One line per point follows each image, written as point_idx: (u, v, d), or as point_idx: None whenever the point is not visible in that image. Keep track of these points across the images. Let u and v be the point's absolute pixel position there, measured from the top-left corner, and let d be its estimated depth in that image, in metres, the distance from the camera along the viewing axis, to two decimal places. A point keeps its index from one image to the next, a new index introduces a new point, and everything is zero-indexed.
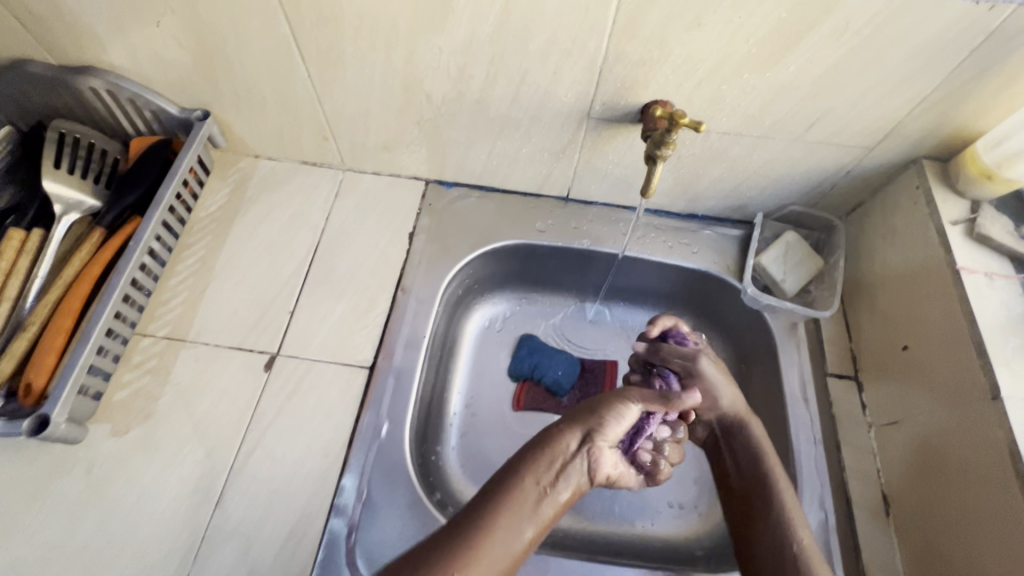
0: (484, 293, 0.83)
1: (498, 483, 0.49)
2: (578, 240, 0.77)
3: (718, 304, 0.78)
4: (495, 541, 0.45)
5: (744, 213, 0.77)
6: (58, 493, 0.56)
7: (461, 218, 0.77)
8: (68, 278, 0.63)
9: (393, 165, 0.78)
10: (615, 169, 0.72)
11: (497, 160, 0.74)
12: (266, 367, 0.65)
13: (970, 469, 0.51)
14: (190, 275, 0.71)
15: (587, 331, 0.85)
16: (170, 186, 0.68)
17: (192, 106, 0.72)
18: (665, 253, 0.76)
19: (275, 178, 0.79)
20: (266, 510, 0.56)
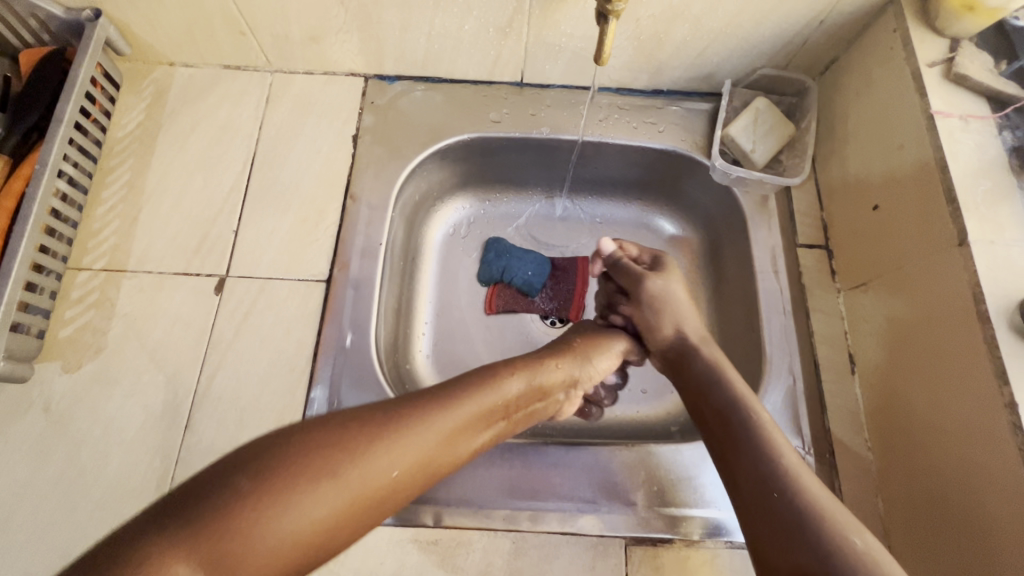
0: (444, 198, 0.79)
1: (437, 390, 0.45)
2: (536, 129, 0.71)
3: (688, 185, 0.75)
4: (422, 455, 0.41)
5: (712, 83, 0.71)
6: (19, 432, 0.55)
7: (408, 115, 0.71)
8: None
9: (325, 59, 0.70)
10: (570, 42, 0.65)
11: (439, 42, 0.66)
12: (217, 290, 0.61)
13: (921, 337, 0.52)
14: (119, 201, 0.65)
15: (556, 229, 0.82)
16: (72, 101, 0.60)
17: (79, 5, 0.62)
18: (631, 134, 0.71)
19: (196, 87, 0.71)
20: (238, 427, 0.56)
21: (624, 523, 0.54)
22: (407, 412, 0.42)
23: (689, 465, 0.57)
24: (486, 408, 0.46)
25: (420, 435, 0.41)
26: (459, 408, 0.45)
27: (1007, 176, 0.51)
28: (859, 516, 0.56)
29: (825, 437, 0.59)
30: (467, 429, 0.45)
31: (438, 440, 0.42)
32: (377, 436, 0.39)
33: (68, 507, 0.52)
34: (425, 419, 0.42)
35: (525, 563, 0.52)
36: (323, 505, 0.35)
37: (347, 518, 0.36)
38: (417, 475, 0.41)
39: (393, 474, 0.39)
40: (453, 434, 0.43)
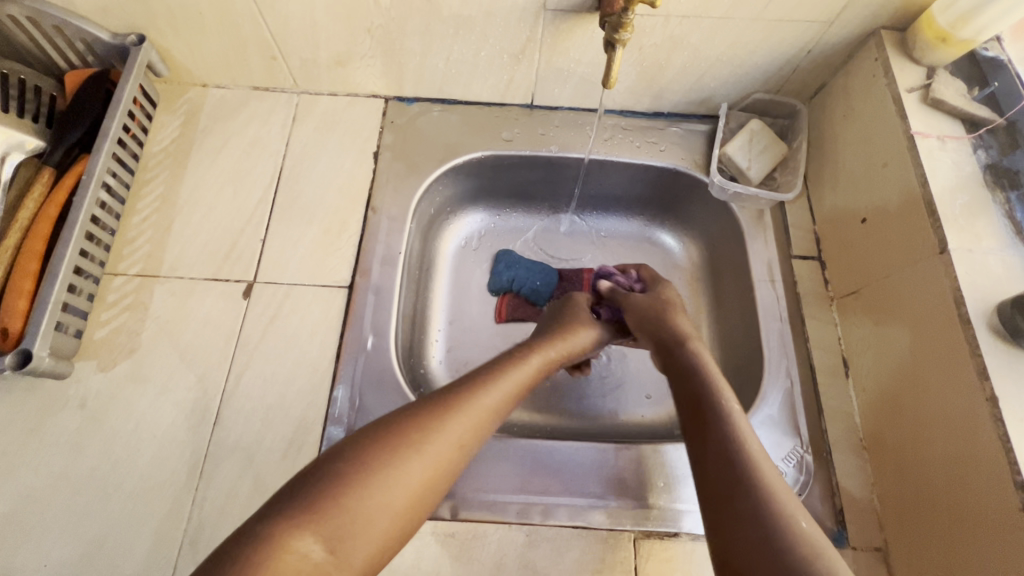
0: (458, 212, 0.83)
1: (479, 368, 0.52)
2: (545, 147, 0.76)
3: (688, 201, 0.79)
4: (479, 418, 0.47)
5: (709, 106, 0.76)
6: (55, 427, 0.57)
7: (425, 134, 0.76)
8: (25, 220, 0.62)
9: (349, 82, 0.75)
10: (578, 68, 0.70)
11: (456, 67, 0.71)
12: (245, 295, 0.65)
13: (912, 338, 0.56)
14: (153, 212, 0.69)
15: (562, 242, 0.86)
16: (116, 117, 0.65)
17: (125, 31, 0.67)
18: (634, 153, 0.76)
19: (227, 107, 0.76)
20: (264, 424, 0.59)
21: (631, 517, 0.57)
22: (459, 393, 0.48)
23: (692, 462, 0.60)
24: (518, 382, 0.52)
25: (474, 410, 0.47)
26: (499, 386, 0.50)
27: (982, 191, 0.55)
28: (855, 510, 0.58)
29: (822, 436, 0.62)
30: (507, 402, 0.50)
31: (487, 413, 0.48)
32: (441, 418, 0.45)
33: (100, 499, 0.55)
34: (475, 396, 0.48)
35: (538, 555, 0.55)
36: (401, 475, 0.41)
37: (427, 486, 0.42)
38: (473, 434, 0.46)
39: (457, 435, 0.45)
40: (501, 397, 0.50)
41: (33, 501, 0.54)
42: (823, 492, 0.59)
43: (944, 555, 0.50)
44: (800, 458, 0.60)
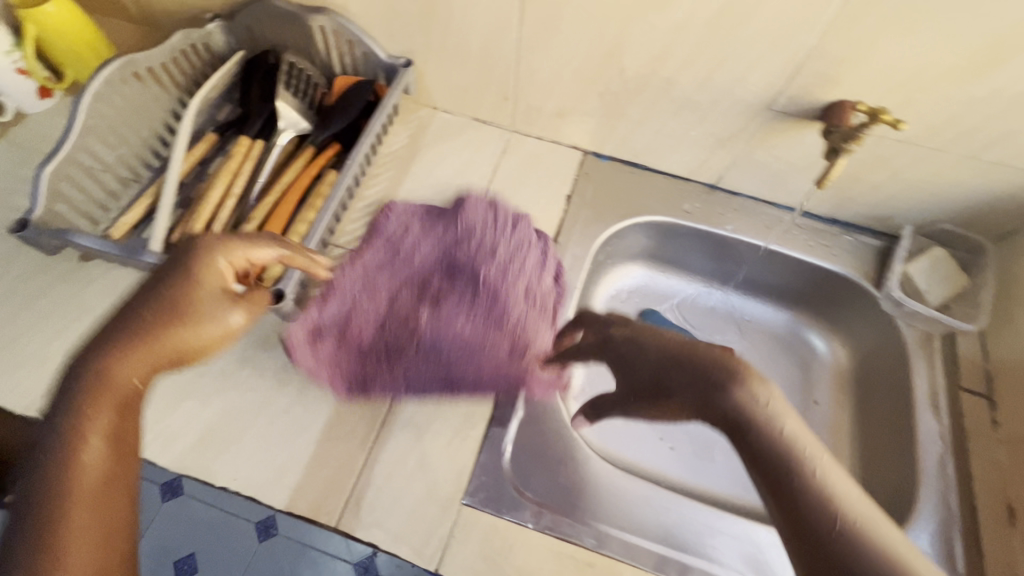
0: (616, 265, 0.89)
1: (111, 331, 0.43)
2: (722, 226, 0.82)
3: (846, 307, 0.81)
4: (96, 407, 0.40)
5: (889, 225, 0.79)
6: (266, 360, 0.65)
7: (615, 190, 0.83)
8: (284, 185, 0.74)
9: (558, 131, 0.84)
10: (776, 163, 0.76)
11: (661, 139, 0.79)
12: (438, 290, 0.72)
13: None
14: (375, 201, 0.80)
15: (705, 315, 0.90)
16: (377, 121, 0.77)
17: (398, 54, 0.80)
18: (806, 250, 0.80)
19: (449, 129, 0.87)
20: (436, 410, 0.64)
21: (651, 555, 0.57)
22: (68, 436, 0.38)
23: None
24: (144, 335, 0.43)
25: (107, 393, 0.41)
26: (122, 355, 0.42)
27: None
28: None
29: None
30: (149, 350, 0.44)
31: (124, 379, 0.42)
32: (73, 440, 0.38)
33: (289, 435, 0.61)
34: (83, 406, 0.40)
35: None
36: (83, 527, 0.36)
37: (92, 541, 0.36)
38: (120, 416, 0.41)
39: (104, 441, 0.39)
40: (142, 360, 0.43)
41: (236, 420, 0.61)
42: None
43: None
44: None
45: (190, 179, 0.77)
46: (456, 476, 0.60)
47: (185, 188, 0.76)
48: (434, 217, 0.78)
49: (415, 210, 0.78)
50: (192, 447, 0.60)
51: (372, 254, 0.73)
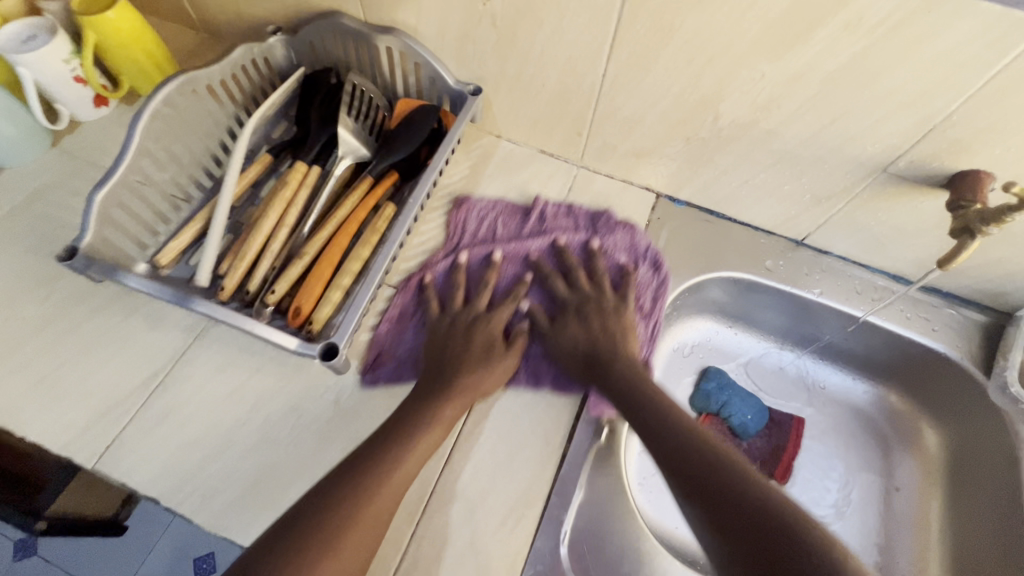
0: (683, 318, 0.82)
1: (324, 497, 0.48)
2: (808, 289, 0.74)
3: (942, 388, 0.73)
4: (334, 531, 0.46)
5: (1000, 302, 0.71)
6: (312, 411, 0.61)
7: (689, 240, 0.77)
8: (340, 217, 0.69)
9: (632, 171, 0.78)
10: (879, 227, 0.68)
11: (749, 189, 0.72)
12: (496, 343, 0.67)
13: None
14: (432, 237, 0.74)
15: (776, 378, 0.83)
16: (443, 154, 0.71)
17: (467, 80, 0.74)
18: (903, 323, 0.72)
19: (513, 161, 0.81)
20: (490, 481, 0.59)
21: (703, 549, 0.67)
22: (312, 539, 0.45)
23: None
24: (369, 522, 0.48)
25: (356, 523, 0.47)
26: (358, 522, 0.47)
27: None
28: None
29: None
30: (376, 515, 0.48)
31: (364, 527, 0.47)
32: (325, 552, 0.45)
33: None
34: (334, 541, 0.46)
35: None
36: None
37: None
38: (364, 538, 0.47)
39: (333, 543, 0.45)
40: (381, 508, 0.49)
41: (278, 477, 0.57)
42: None
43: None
44: None
45: (241, 203, 0.74)
46: (509, 561, 0.55)
47: (235, 212, 0.73)
48: (515, 217, 0.75)
49: (497, 208, 0.76)
50: (231, 505, 0.56)
51: (465, 240, 0.73)
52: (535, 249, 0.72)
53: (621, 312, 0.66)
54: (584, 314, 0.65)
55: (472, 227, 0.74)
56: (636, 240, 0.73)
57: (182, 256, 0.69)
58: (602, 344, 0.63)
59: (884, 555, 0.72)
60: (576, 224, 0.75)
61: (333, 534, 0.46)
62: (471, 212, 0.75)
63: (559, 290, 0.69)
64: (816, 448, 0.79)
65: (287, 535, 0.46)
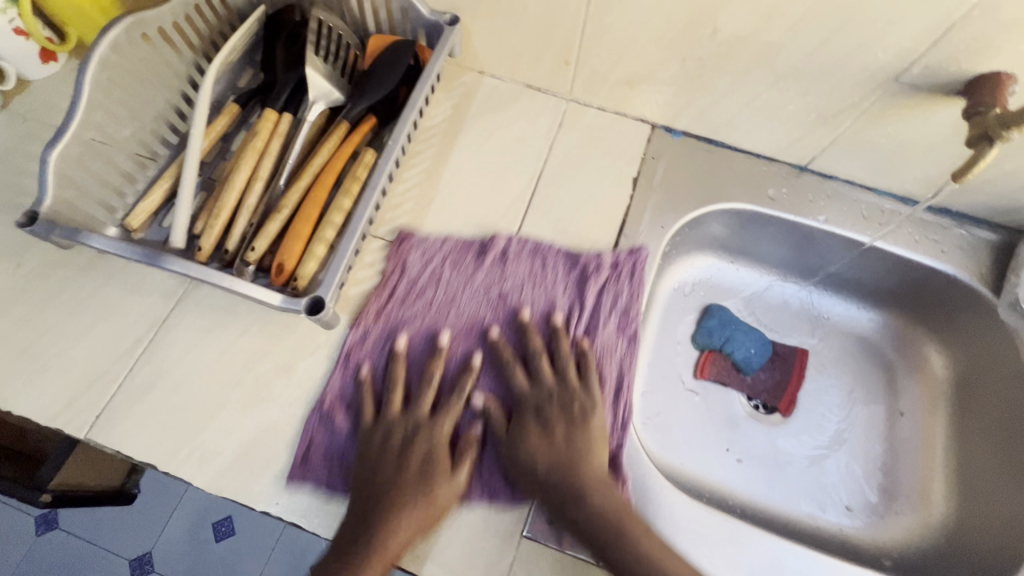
0: (683, 255, 0.79)
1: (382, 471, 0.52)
2: (812, 216, 0.71)
3: (950, 310, 0.71)
4: (408, 508, 0.51)
5: (1014, 218, 0.68)
6: (304, 369, 0.59)
7: (688, 172, 0.73)
8: (317, 167, 0.65)
9: (625, 102, 0.73)
10: (888, 145, 0.64)
11: (749, 113, 0.67)
12: (490, 290, 0.64)
13: None
14: (417, 185, 0.70)
15: (780, 311, 0.81)
16: (421, 92, 0.66)
17: (443, 9, 0.68)
18: (910, 246, 0.69)
19: (498, 98, 0.76)
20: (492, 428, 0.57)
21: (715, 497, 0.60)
22: (377, 526, 0.50)
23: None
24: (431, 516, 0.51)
25: (409, 514, 0.50)
26: (407, 514, 0.50)
27: None
28: None
29: None
30: (438, 502, 0.52)
31: (428, 513, 0.51)
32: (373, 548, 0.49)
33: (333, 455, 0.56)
34: (393, 517, 0.50)
35: None
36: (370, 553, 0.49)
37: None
38: (415, 524, 0.50)
39: (399, 533, 0.50)
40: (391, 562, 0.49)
41: (275, 437, 0.56)
42: None
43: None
44: None
45: (212, 159, 0.69)
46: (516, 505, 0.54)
47: (207, 169, 0.69)
48: (465, 255, 0.65)
49: (445, 247, 0.66)
50: (229, 467, 0.55)
51: (422, 300, 0.62)
52: (493, 323, 0.62)
53: (589, 418, 0.56)
54: (550, 434, 0.55)
55: (438, 295, 0.63)
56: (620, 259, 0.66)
57: (155, 216, 0.65)
58: (572, 497, 0.52)
59: (891, 480, 0.71)
60: (559, 270, 0.65)
61: (390, 520, 0.50)
62: (414, 245, 0.66)
63: (539, 367, 0.59)
64: (820, 378, 0.78)
65: (369, 505, 0.51)
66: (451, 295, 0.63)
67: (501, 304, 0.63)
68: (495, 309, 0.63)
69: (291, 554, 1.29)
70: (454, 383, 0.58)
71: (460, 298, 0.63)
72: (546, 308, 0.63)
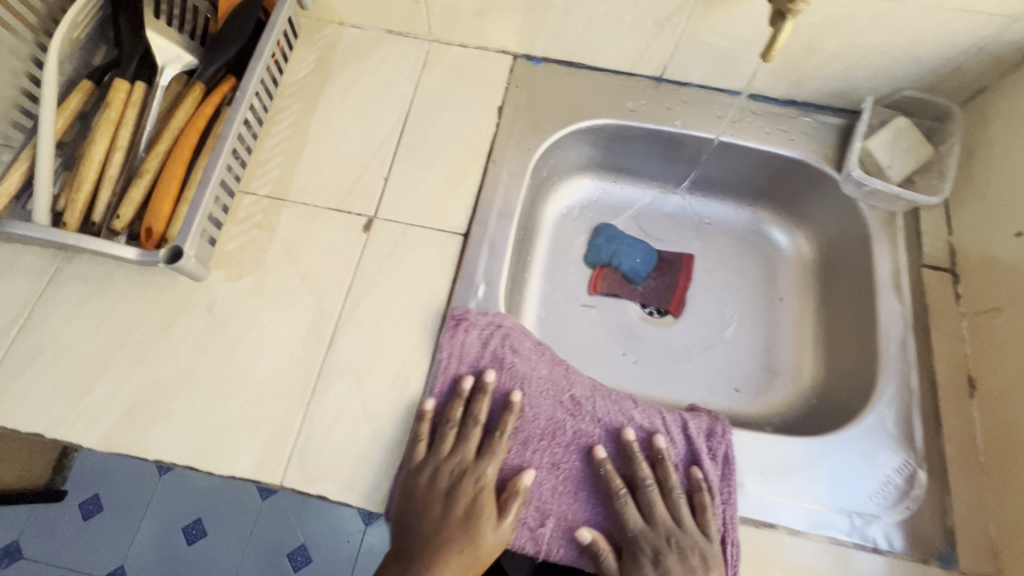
0: (564, 179, 0.83)
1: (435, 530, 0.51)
2: (670, 122, 0.74)
3: (806, 194, 0.77)
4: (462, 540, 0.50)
5: (849, 100, 0.73)
6: (186, 325, 0.61)
7: (551, 95, 0.75)
8: (175, 129, 0.65)
9: (482, 34, 0.75)
10: (723, 43, 0.68)
11: (596, 29, 0.70)
12: (365, 228, 0.66)
13: None
14: (285, 139, 0.71)
15: (665, 222, 0.85)
16: (267, 42, 0.66)
17: None
18: (762, 138, 0.74)
19: (361, 46, 0.77)
20: (376, 352, 0.60)
21: (809, 524, 0.56)
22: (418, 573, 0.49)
23: (796, 458, 0.58)
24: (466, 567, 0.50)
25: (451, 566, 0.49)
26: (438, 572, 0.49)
27: None
28: (968, 537, 0.55)
29: (937, 452, 0.59)
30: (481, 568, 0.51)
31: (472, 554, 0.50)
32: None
33: (221, 399, 0.58)
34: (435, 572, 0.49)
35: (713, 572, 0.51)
36: None
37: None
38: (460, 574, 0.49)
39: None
40: None
41: (161, 391, 0.58)
42: (934, 509, 0.56)
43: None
44: (911, 473, 0.58)
45: (71, 137, 0.68)
46: (403, 418, 0.57)
47: (66, 148, 0.68)
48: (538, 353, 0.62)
49: (501, 326, 0.62)
50: (117, 425, 0.56)
51: (503, 372, 0.60)
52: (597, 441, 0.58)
53: (708, 568, 0.51)
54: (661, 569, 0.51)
55: (519, 367, 0.60)
56: (686, 421, 0.59)
57: (16, 200, 0.65)
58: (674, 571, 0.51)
59: (773, 359, 0.77)
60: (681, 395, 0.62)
61: (451, 554, 0.50)
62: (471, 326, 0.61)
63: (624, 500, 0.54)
64: (707, 278, 0.83)
65: (433, 545, 0.50)
66: (527, 429, 0.58)
67: (592, 428, 0.59)
68: (602, 423, 0.60)
69: (265, 550, 1.26)
70: (542, 516, 0.55)
71: (533, 410, 0.59)
72: (643, 427, 0.60)
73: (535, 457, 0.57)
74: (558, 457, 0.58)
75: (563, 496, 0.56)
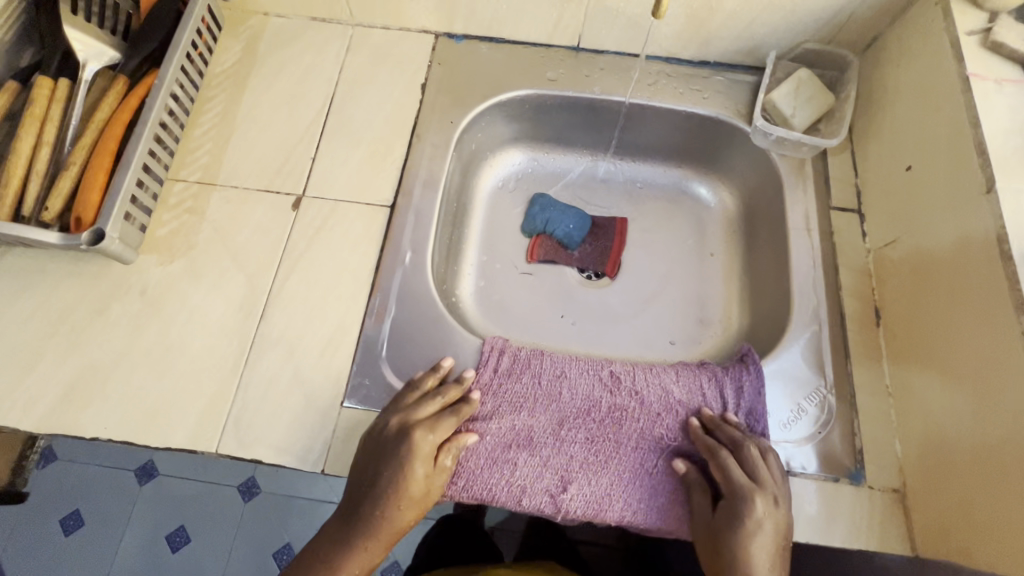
0: (496, 153, 0.85)
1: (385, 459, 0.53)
2: (588, 89, 0.77)
3: (725, 150, 0.80)
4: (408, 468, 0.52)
5: (757, 57, 0.76)
6: (120, 309, 0.62)
7: (473, 70, 0.78)
8: (100, 121, 0.66)
9: (402, 15, 0.77)
10: (628, 8, 0.71)
11: (508, 2, 0.73)
12: (294, 207, 0.68)
13: (950, 287, 0.55)
14: (213, 127, 0.73)
15: (598, 189, 0.88)
16: (184, 32, 0.69)
17: None
18: (676, 99, 0.77)
19: (285, 35, 0.79)
20: (306, 323, 0.62)
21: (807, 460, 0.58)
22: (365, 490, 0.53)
23: (749, 393, 0.61)
24: (412, 490, 0.52)
25: (394, 486, 0.52)
26: (393, 491, 0.52)
27: None
28: (875, 455, 0.58)
29: (847, 380, 0.62)
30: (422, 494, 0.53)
31: (416, 481, 0.52)
32: (374, 499, 0.52)
33: (155, 377, 0.59)
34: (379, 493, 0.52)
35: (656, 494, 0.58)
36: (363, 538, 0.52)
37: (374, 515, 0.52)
38: (417, 493, 0.52)
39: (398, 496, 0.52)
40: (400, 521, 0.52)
41: (97, 374, 0.59)
42: (843, 432, 0.60)
43: (980, 503, 0.49)
44: (822, 399, 0.61)
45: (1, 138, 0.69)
46: (334, 382, 0.59)
47: None
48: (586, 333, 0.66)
49: None
50: (54, 408, 0.58)
51: (540, 360, 0.63)
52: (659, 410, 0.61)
53: (741, 520, 0.51)
54: (705, 512, 0.54)
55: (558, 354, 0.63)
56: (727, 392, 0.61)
57: None
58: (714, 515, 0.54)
59: (705, 311, 0.80)
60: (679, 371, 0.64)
61: (391, 480, 0.52)
62: None
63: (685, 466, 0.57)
64: (641, 239, 0.85)
65: (373, 470, 0.53)
66: (563, 402, 0.60)
67: (653, 399, 0.61)
68: (640, 396, 0.61)
69: (253, 551, 1.22)
70: (579, 479, 0.57)
71: (573, 386, 0.61)
72: (684, 395, 0.62)
73: (538, 437, 0.59)
74: (621, 426, 0.60)
75: (602, 465, 0.58)
